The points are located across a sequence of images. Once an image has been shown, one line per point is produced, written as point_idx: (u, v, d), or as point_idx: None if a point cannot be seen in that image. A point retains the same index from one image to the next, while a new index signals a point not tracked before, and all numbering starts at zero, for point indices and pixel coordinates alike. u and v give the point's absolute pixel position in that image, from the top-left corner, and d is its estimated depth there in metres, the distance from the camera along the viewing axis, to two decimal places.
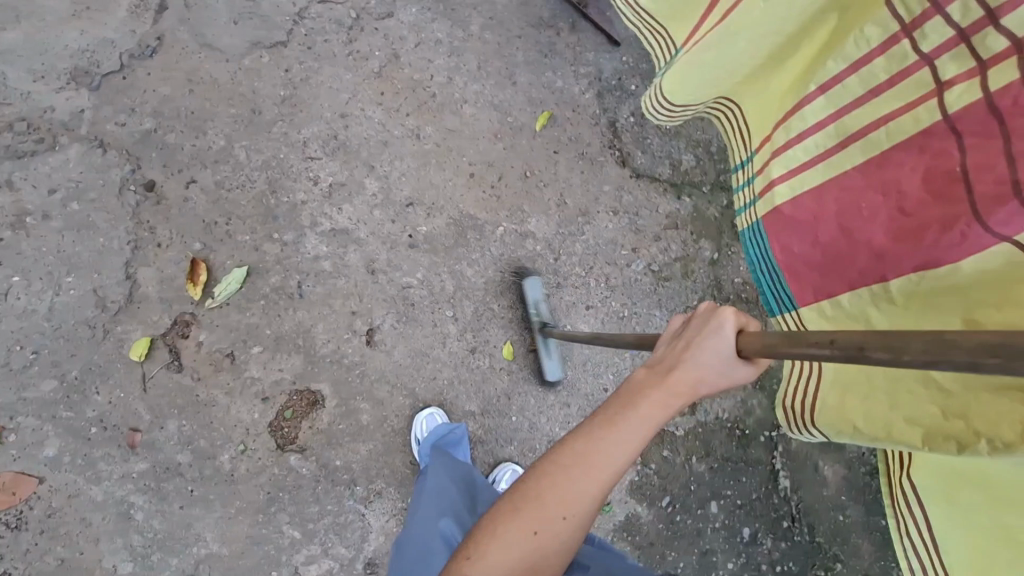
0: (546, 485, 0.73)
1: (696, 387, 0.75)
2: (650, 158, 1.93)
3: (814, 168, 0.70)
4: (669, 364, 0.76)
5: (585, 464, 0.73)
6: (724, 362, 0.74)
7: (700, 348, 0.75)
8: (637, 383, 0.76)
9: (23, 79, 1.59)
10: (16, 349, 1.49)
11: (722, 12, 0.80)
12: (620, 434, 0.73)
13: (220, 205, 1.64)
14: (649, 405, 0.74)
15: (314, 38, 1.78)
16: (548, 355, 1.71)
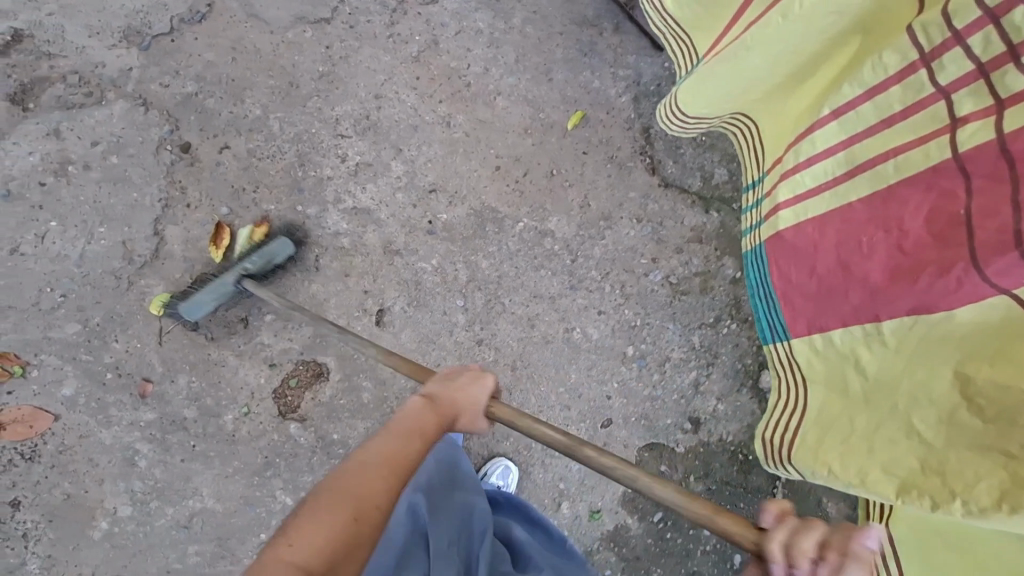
0: (361, 475, 0.86)
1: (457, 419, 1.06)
2: (681, 169, 1.91)
3: (822, 196, 0.88)
4: (439, 400, 1.04)
5: (386, 463, 0.89)
6: (480, 403, 1.08)
7: (462, 388, 1.08)
8: (420, 403, 1.02)
9: (79, 34, 1.64)
10: (46, 290, 1.56)
11: (744, 26, 0.94)
12: (411, 439, 0.95)
13: (250, 172, 1.68)
14: (432, 419, 1.00)
15: (357, 18, 1.80)
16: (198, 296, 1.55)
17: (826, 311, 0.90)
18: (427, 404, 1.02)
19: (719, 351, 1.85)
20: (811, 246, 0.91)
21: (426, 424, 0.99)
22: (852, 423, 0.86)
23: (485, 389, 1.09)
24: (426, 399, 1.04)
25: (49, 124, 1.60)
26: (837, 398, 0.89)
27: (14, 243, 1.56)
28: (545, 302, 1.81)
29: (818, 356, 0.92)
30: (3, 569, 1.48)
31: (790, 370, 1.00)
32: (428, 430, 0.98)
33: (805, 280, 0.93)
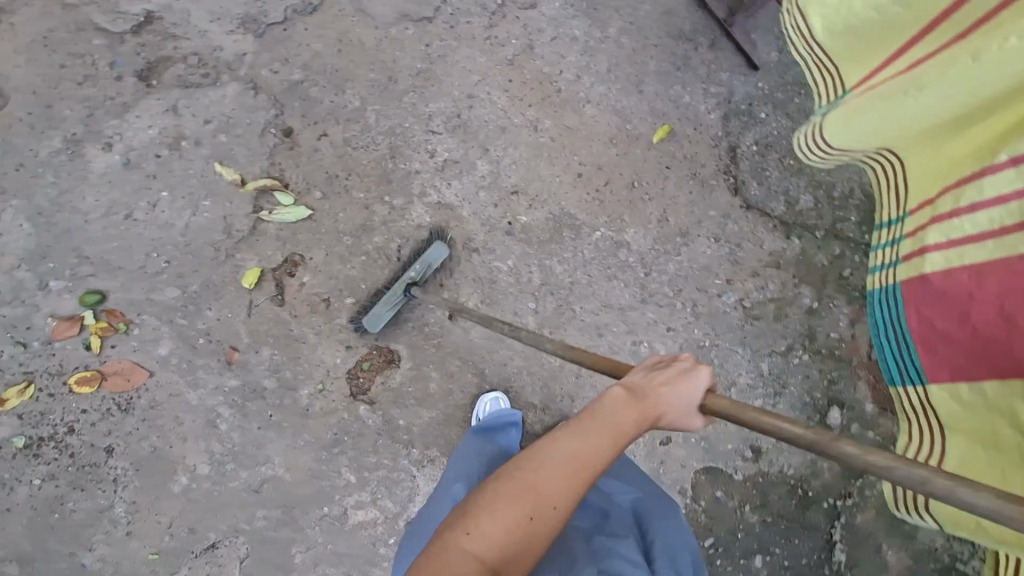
0: (544, 467, 0.73)
1: (661, 419, 0.85)
2: (766, 191, 1.90)
3: (980, 243, 0.63)
4: (642, 390, 0.85)
5: (572, 460, 0.74)
6: (697, 396, 0.88)
7: (667, 382, 0.87)
8: (621, 395, 0.83)
9: (202, 19, 1.74)
10: (152, 255, 1.65)
11: (908, 63, 0.75)
12: (606, 436, 0.77)
13: (345, 160, 1.75)
14: (636, 417, 0.81)
15: (458, 19, 1.85)
16: (382, 305, 1.66)
17: (977, 370, 0.64)
18: (629, 397, 0.83)
19: (787, 381, 1.84)
20: (966, 292, 0.65)
21: (621, 425, 0.79)
22: (999, 480, 0.63)
23: (702, 381, 0.89)
24: (631, 387, 0.85)
25: (168, 100, 1.70)
26: (986, 458, 0.64)
27: (129, 208, 1.65)
28: (615, 313, 1.81)
29: (961, 406, 0.66)
30: (92, 510, 1.57)
31: (922, 415, 0.72)
32: (624, 432, 0.79)
33: (953, 327, 0.66)
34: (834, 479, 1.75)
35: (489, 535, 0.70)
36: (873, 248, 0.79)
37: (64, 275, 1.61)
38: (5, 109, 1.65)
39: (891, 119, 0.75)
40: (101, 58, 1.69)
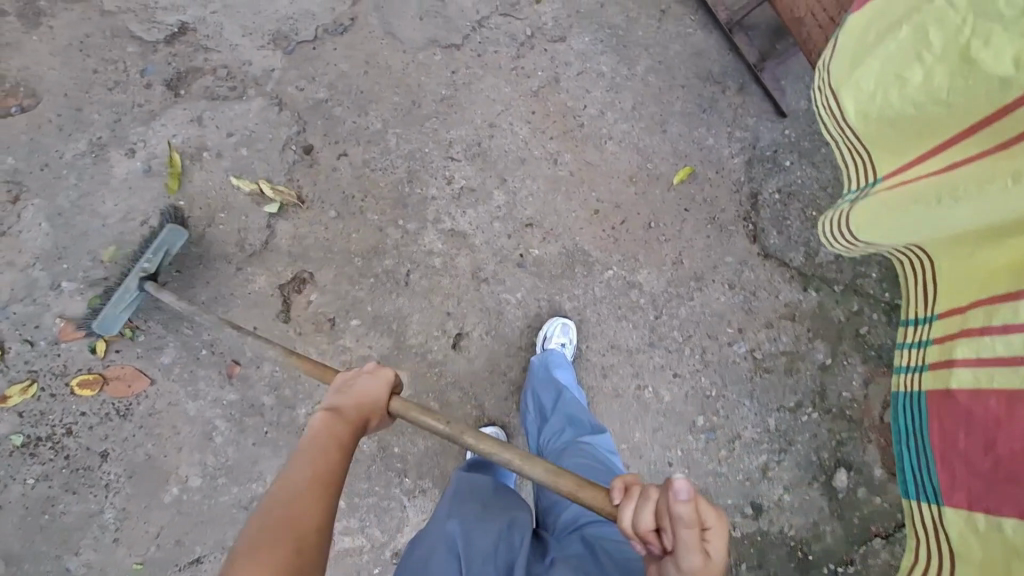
0: (292, 500, 0.86)
1: (369, 419, 1.07)
2: (786, 241, 1.86)
3: (998, 368, 0.69)
4: (342, 407, 1.05)
5: (303, 491, 0.87)
6: (384, 395, 1.10)
7: (362, 390, 1.09)
8: (327, 417, 1.02)
9: (235, 33, 1.76)
10: (165, 264, 1.66)
11: (942, 164, 0.78)
12: (324, 455, 0.94)
13: (362, 181, 1.75)
14: (344, 429, 1.01)
15: (486, 47, 1.85)
16: (114, 305, 1.55)
17: (997, 501, 0.68)
18: (334, 416, 1.02)
19: (795, 438, 1.79)
20: (993, 417, 0.69)
21: (338, 436, 0.99)
22: None
23: (385, 381, 1.11)
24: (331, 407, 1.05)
25: (194, 111, 1.72)
26: None
27: (146, 215, 1.67)
28: (621, 355, 1.78)
29: (978, 538, 0.70)
30: (82, 514, 1.57)
31: (934, 533, 0.77)
32: (341, 442, 0.98)
33: (976, 452, 0.71)
34: (835, 544, 1.74)
35: None
36: (901, 346, 0.88)
37: (77, 276, 1.63)
38: (36, 109, 1.68)
39: (917, 223, 0.80)
40: (133, 66, 1.72)
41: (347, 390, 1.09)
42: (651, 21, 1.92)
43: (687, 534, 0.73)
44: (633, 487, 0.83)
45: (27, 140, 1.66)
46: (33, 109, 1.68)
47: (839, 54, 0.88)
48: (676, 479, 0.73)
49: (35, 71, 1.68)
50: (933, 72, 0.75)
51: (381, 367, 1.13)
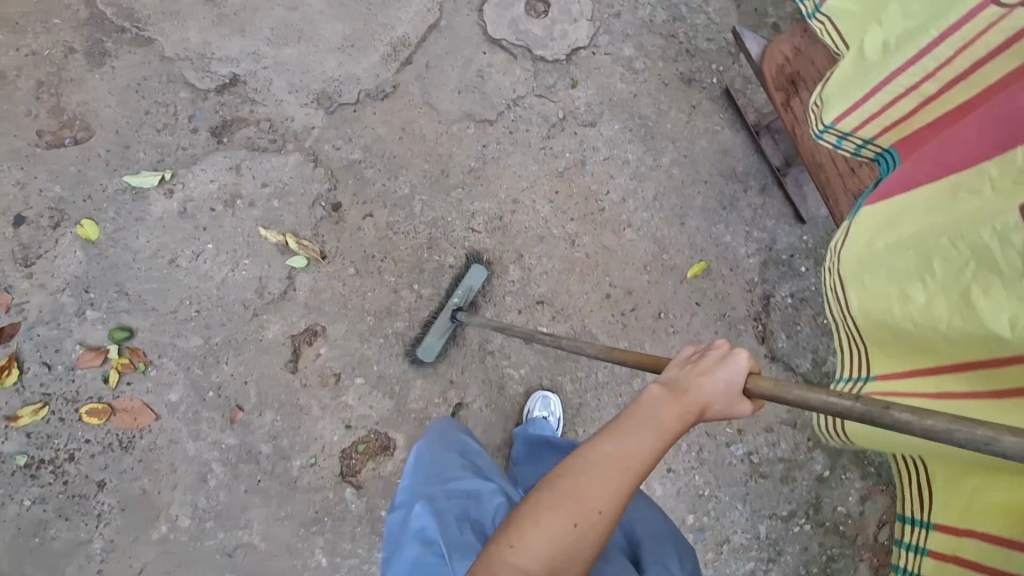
0: (590, 477, 0.76)
1: (712, 409, 0.82)
2: (793, 346, 1.89)
3: None
4: (682, 385, 0.82)
5: (607, 468, 0.76)
6: (735, 384, 0.82)
7: (712, 370, 0.83)
8: (659, 392, 0.82)
9: (282, 89, 1.84)
10: (185, 303, 1.72)
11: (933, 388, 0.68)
12: (647, 433, 0.78)
13: (384, 243, 1.81)
14: (674, 416, 0.79)
15: (518, 125, 1.91)
16: (434, 335, 1.73)
17: None
18: (668, 394, 0.81)
19: (784, 548, 1.79)
20: None
21: (670, 420, 0.80)
22: None
23: (738, 366, 0.83)
24: (669, 381, 0.84)
25: (234, 159, 1.79)
26: None
27: (174, 254, 1.73)
28: None
29: None
30: (71, 541, 1.60)
31: None
32: (665, 428, 0.79)
33: None
34: None
35: (530, 546, 0.74)
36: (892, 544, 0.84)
37: (101, 306, 1.69)
38: (88, 142, 1.77)
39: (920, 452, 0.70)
40: (183, 110, 1.80)
41: (690, 361, 0.86)
42: (681, 115, 1.97)
43: None
44: None
45: (74, 171, 1.75)
46: (85, 142, 1.77)
47: (850, 244, 0.80)
48: None
49: (92, 108, 1.78)
50: (933, 302, 0.65)
51: (735, 348, 0.85)
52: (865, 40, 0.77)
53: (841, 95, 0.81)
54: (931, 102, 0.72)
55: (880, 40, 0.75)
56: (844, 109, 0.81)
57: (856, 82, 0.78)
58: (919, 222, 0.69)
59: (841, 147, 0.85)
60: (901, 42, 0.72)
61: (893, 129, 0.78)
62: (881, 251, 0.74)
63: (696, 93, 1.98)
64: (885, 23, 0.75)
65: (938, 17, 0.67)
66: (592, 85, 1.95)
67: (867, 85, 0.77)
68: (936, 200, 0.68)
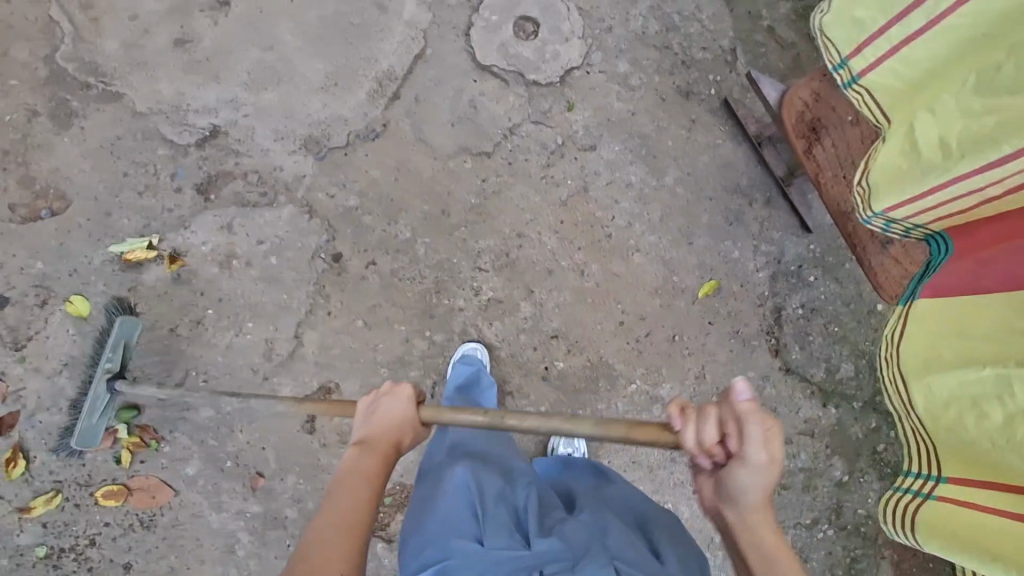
0: (322, 548, 0.91)
1: (402, 438, 1.11)
2: (807, 357, 1.90)
3: None
4: (369, 439, 1.08)
5: (332, 533, 0.93)
6: (406, 416, 1.11)
7: (387, 414, 1.10)
8: (355, 453, 1.07)
9: (266, 137, 1.75)
10: (192, 373, 1.66)
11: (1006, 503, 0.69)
12: (355, 490, 1.00)
13: (390, 291, 1.76)
14: (371, 464, 1.04)
15: (517, 155, 1.85)
16: (92, 413, 1.54)
17: None
18: (362, 451, 1.07)
19: (809, 555, 1.86)
20: None
21: (372, 469, 1.04)
22: None
23: (403, 399, 1.12)
24: (361, 440, 1.09)
25: (224, 217, 1.71)
26: None
27: (174, 323, 1.67)
28: (641, 470, 1.84)
29: None
30: None
31: None
32: (366, 479, 1.02)
33: None
34: None
35: None
36: None
37: None
38: (66, 212, 1.66)
39: (996, 568, 0.68)
40: (163, 169, 1.70)
41: (368, 418, 1.11)
42: (681, 130, 1.92)
43: (753, 428, 0.92)
44: (688, 410, 0.99)
45: (55, 244, 1.65)
46: (63, 212, 1.66)
47: (909, 342, 0.82)
48: (740, 382, 0.93)
49: (65, 174, 1.67)
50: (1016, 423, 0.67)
51: (397, 385, 1.14)
52: (918, 134, 0.79)
53: (891, 186, 0.84)
54: (992, 203, 0.74)
55: (935, 138, 0.77)
56: (897, 201, 0.84)
57: (910, 176, 0.81)
58: (996, 337, 0.71)
59: (890, 229, 0.89)
60: (961, 143, 0.74)
61: (948, 220, 0.81)
62: (950, 360, 0.76)
63: (694, 105, 1.93)
64: (940, 121, 0.77)
65: (1007, 129, 0.69)
66: (588, 106, 1.89)
67: (922, 183, 0.79)
68: (1013, 316, 0.69)
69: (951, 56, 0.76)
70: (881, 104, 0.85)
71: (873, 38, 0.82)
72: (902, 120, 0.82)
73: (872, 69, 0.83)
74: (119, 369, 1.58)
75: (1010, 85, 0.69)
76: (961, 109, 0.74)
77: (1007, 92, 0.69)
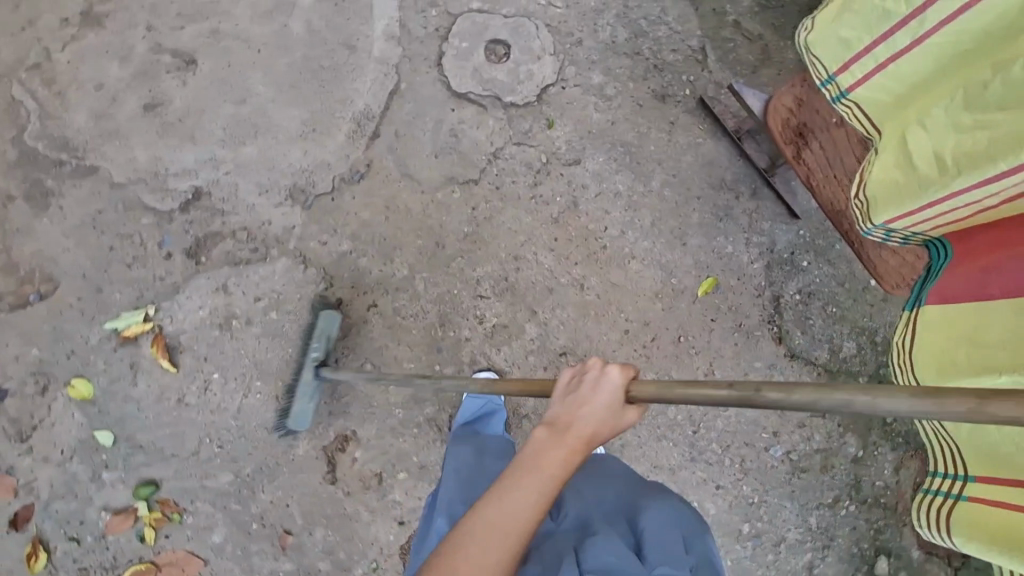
0: (485, 538, 0.82)
1: (598, 432, 0.91)
2: (810, 340, 1.93)
3: None
4: (563, 425, 0.91)
5: (495, 524, 0.83)
6: (612, 406, 0.92)
7: (586, 398, 0.93)
8: (543, 434, 0.90)
9: (251, 192, 1.73)
10: (206, 440, 1.64)
11: None
12: (535, 480, 0.86)
13: (394, 330, 1.75)
14: (559, 458, 0.88)
15: (503, 179, 1.85)
16: (303, 399, 1.62)
17: None
18: (551, 436, 0.90)
19: (835, 533, 1.89)
20: None
21: (557, 462, 0.88)
22: None
23: (612, 383, 0.93)
24: (553, 421, 0.92)
25: (218, 279, 1.69)
26: None
27: (181, 392, 1.64)
28: (664, 474, 1.86)
29: None
30: None
31: None
32: (551, 473, 0.87)
33: None
34: None
35: None
36: None
37: (118, 465, 1.60)
38: (55, 294, 1.63)
39: None
40: (150, 238, 1.67)
41: (567, 397, 0.94)
42: (662, 134, 1.94)
43: None
44: None
45: (48, 329, 1.62)
46: (51, 295, 1.63)
47: (921, 346, 0.83)
48: None
49: (50, 256, 1.64)
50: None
51: (608, 364, 0.95)
52: (912, 149, 0.82)
53: (889, 198, 0.86)
54: (987, 212, 0.75)
55: (929, 152, 0.80)
56: (895, 214, 0.86)
57: (906, 189, 0.84)
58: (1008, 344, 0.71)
59: (892, 238, 0.92)
60: (955, 158, 0.76)
61: (946, 227, 0.82)
62: (964, 364, 0.76)
63: (672, 108, 1.95)
64: (931, 135, 0.79)
65: (998, 145, 0.71)
66: (568, 121, 1.90)
67: (918, 197, 0.82)
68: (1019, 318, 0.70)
69: (941, 70, 0.79)
70: (873, 117, 0.89)
71: (859, 57, 0.86)
72: (896, 134, 0.86)
73: (860, 85, 0.88)
74: (323, 358, 1.64)
75: (997, 102, 0.71)
76: (952, 124, 0.76)
77: (996, 108, 0.71)
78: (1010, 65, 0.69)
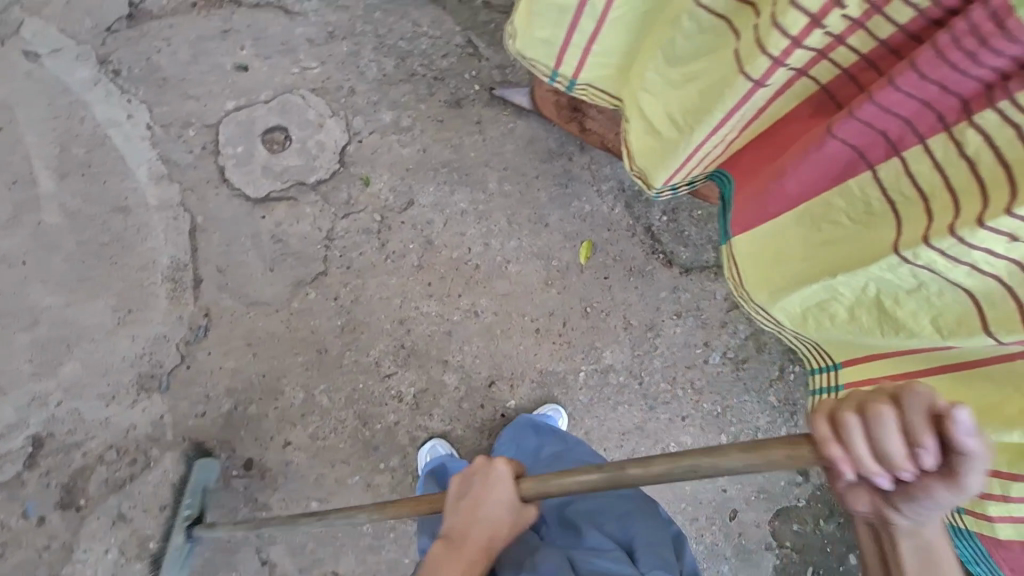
0: None
1: (491, 534, 1.01)
2: (693, 250, 1.98)
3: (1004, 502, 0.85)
4: (459, 539, 1.00)
5: None
6: (506, 504, 0.99)
7: (479, 499, 1.00)
8: (441, 549, 1.01)
9: (96, 407, 1.56)
10: None
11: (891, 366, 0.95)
12: None
13: (322, 455, 1.66)
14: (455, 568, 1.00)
15: (350, 255, 1.76)
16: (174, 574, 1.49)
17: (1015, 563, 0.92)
18: (447, 550, 1.01)
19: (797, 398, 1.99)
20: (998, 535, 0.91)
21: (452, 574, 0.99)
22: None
23: (506, 482, 0.98)
24: (449, 534, 1.01)
25: (110, 512, 1.53)
26: None
27: None
28: (634, 435, 1.91)
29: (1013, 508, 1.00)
30: None
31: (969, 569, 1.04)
32: None
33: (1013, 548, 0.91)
34: None
35: None
36: None
37: None
38: None
39: None
40: (12, 514, 1.51)
41: (459, 502, 1.02)
42: (474, 136, 1.91)
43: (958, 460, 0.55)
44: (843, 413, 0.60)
45: None
46: None
47: (756, 277, 1.06)
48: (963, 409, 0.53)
49: None
50: (856, 312, 0.92)
51: (497, 460, 1.01)
52: (652, 113, 0.99)
53: (656, 158, 1.05)
54: (734, 140, 0.97)
55: (663, 110, 0.98)
56: (666, 172, 1.05)
57: (663, 148, 1.02)
58: (806, 258, 0.94)
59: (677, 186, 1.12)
60: (681, 106, 0.95)
61: (709, 160, 1.03)
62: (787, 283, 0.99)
63: (470, 108, 1.92)
64: (657, 96, 0.97)
65: (706, 87, 0.90)
66: (381, 170, 1.83)
67: (675, 152, 1.00)
68: (809, 235, 0.92)
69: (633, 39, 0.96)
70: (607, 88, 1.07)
71: (565, 50, 0.99)
72: (633, 104, 1.03)
73: (580, 70, 1.02)
74: (199, 514, 1.54)
75: (686, 55, 0.89)
76: (666, 81, 0.94)
77: (689, 60, 0.89)
78: (679, 22, 0.85)
